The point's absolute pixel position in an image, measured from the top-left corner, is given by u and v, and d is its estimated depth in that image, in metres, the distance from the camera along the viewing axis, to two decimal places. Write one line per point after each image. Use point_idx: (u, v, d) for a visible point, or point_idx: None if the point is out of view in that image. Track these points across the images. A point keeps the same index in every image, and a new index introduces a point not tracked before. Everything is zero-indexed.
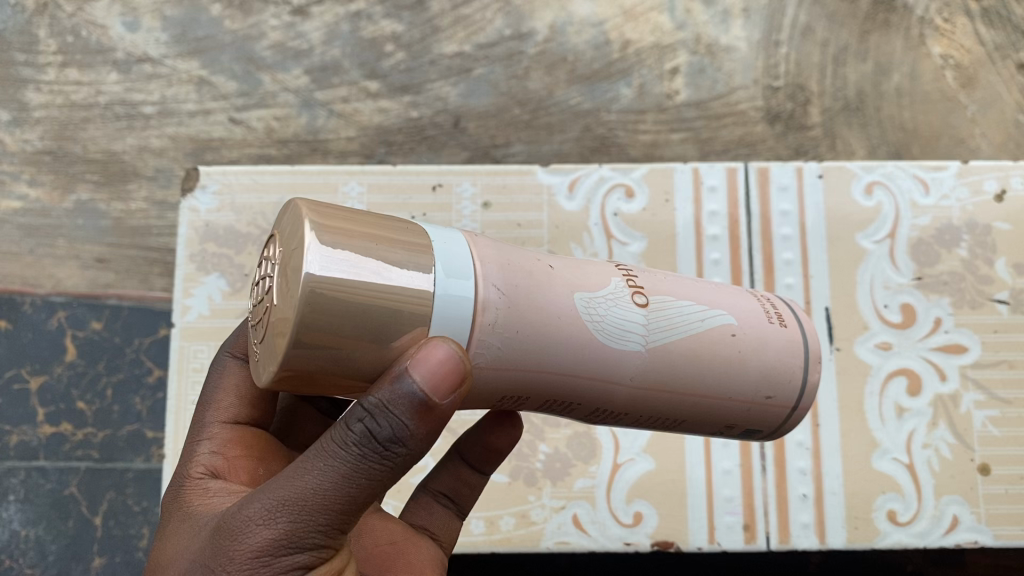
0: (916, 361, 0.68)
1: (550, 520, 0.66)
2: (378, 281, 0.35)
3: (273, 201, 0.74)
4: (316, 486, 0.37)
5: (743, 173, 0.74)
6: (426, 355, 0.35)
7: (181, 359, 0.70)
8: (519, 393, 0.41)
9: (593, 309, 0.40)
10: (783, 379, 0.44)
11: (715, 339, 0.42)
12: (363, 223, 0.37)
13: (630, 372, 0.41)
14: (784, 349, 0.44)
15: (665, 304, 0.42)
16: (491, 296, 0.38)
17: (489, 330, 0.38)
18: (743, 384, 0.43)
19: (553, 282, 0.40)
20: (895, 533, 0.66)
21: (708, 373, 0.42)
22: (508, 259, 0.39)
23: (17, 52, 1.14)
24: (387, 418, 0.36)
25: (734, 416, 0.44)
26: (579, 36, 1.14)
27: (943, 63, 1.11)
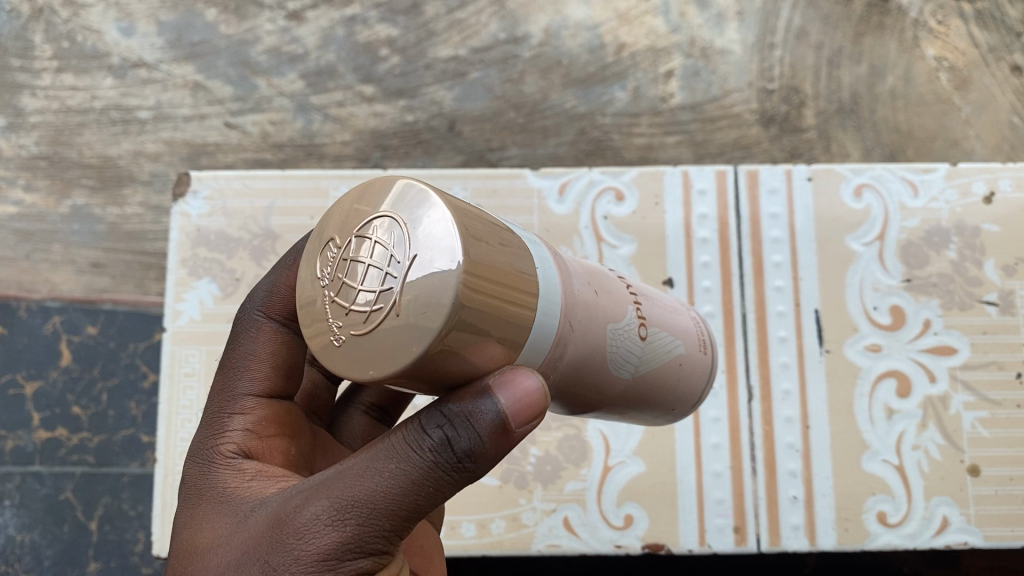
0: (905, 363, 0.69)
1: (541, 523, 0.66)
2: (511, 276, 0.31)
3: (264, 205, 0.74)
4: (383, 489, 0.33)
5: (732, 176, 0.74)
6: (520, 382, 0.32)
7: (172, 364, 0.70)
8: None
9: (618, 343, 0.38)
10: (688, 397, 0.46)
11: (669, 367, 0.43)
12: (484, 217, 0.32)
13: (618, 392, 0.40)
14: (700, 372, 0.46)
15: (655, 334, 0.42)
16: (564, 330, 0.34)
17: (545, 366, 0.35)
18: (667, 400, 0.45)
19: (598, 311, 0.37)
20: (886, 535, 0.66)
21: (656, 392, 0.43)
22: (574, 286, 0.36)
23: (13, 57, 1.15)
24: (471, 429, 0.33)
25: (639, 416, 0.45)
26: (574, 39, 1.14)
27: (938, 65, 1.12)
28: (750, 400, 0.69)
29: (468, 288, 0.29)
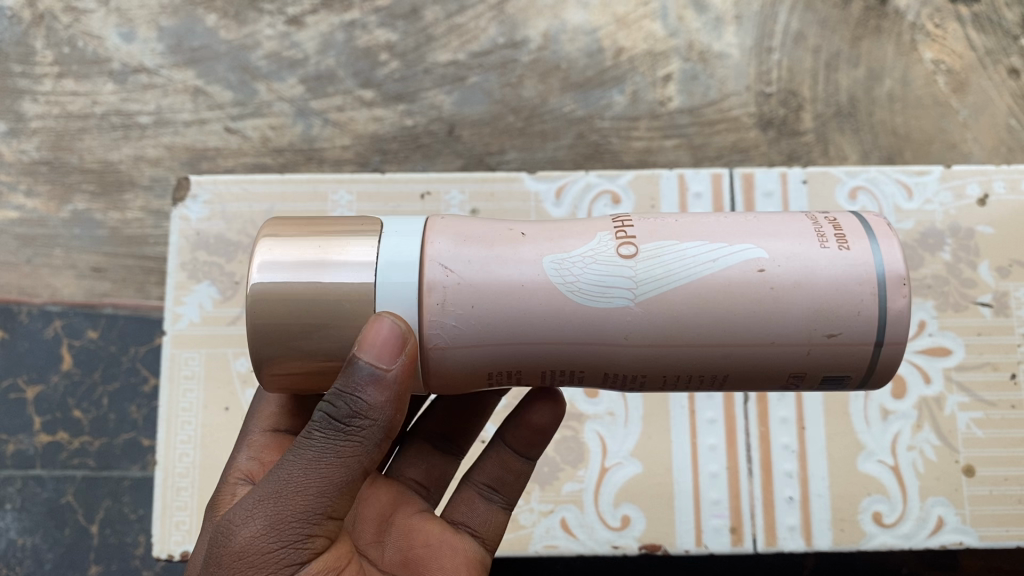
0: (899, 364, 0.69)
1: (539, 524, 0.67)
2: (316, 282, 0.43)
3: (263, 209, 0.74)
4: (292, 474, 0.43)
5: (728, 180, 0.74)
6: (371, 330, 0.42)
7: (172, 367, 0.71)
8: (514, 367, 0.45)
9: (569, 275, 0.43)
10: (845, 312, 0.42)
11: (736, 278, 0.43)
12: (311, 233, 0.45)
13: (629, 332, 0.43)
14: (836, 279, 0.42)
15: (659, 251, 0.44)
16: (438, 277, 0.43)
17: (440, 309, 0.43)
18: (791, 321, 0.42)
19: (519, 252, 0.44)
20: (881, 535, 0.66)
21: (750, 320, 0.42)
22: (468, 240, 0.45)
23: (15, 63, 1.16)
24: (343, 398, 0.42)
25: (797, 360, 0.44)
26: (572, 43, 1.15)
27: (935, 68, 1.12)
28: (745, 401, 0.69)
29: (263, 304, 0.43)
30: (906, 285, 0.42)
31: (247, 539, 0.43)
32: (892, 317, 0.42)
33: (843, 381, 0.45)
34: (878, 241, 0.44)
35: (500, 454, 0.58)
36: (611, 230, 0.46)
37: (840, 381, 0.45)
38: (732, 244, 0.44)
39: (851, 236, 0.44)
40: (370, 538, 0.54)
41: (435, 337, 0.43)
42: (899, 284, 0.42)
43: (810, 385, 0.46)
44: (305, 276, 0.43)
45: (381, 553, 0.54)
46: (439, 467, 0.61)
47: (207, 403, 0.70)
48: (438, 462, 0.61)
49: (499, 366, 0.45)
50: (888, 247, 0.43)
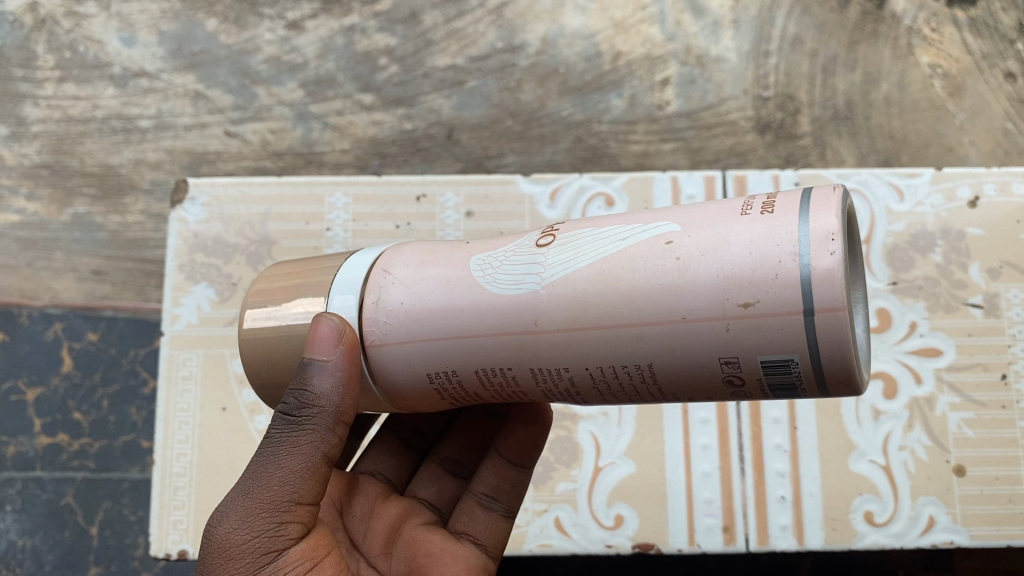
0: (890, 364, 0.70)
1: (533, 523, 0.67)
2: (281, 322, 0.48)
3: (260, 211, 0.75)
4: (258, 469, 0.46)
5: (721, 182, 0.75)
6: (313, 329, 0.45)
7: (170, 368, 0.71)
8: (446, 367, 0.45)
9: (490, 270, 0.44)
10: (757, 278, 0.37)
11: (645, 256, 0.41)
12: (288, 275, 0.49)
13: (539, 316, 0.42)
14: (752, 245, 0.38)
15: (575, 238, 0.44)
16: (380, 282, 0.46)
17: (376, 308, 0.46)
18: (700, 293, 0.39)
19: (460, 255, 0.46)
20: (872, 534, 0.66)
21: (658, 296, 0.39)
22: (418, 251, 0.47)
23: (16, 67, 1.16)
24: (293, 392, 0.46)
25: (721, 342, 0.39)
26: (571, 48, 1.16)
27: (932, 72, 1.13)
28: (738, 401, 0.70)
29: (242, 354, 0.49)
30: (834, 240, 0.37)
31: (224, 534, 0.45)
32: (817, 279, 0.36)
33: (791, 368, 0.38)
34: (811, 205, 0.38)
35: (495, 465, 0.59)
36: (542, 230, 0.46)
37: (789, 369, 0.39)
38: (651, 224, 0.42)
39: (781, 203, 0.39)
40: (378, 551, 0.56)
41: (372, 336, 0.46)
42: (823, 242, 0.37)
43: (760, 378, 0.40)
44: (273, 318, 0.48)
45: (388, 565, 0.55)
46: (451, 488, 0.61)
47: (204, 403, 0.71)
48: (451, 483, 0.61)
49: (429, 363, 0.45)
50: (823, 208, 0.38)
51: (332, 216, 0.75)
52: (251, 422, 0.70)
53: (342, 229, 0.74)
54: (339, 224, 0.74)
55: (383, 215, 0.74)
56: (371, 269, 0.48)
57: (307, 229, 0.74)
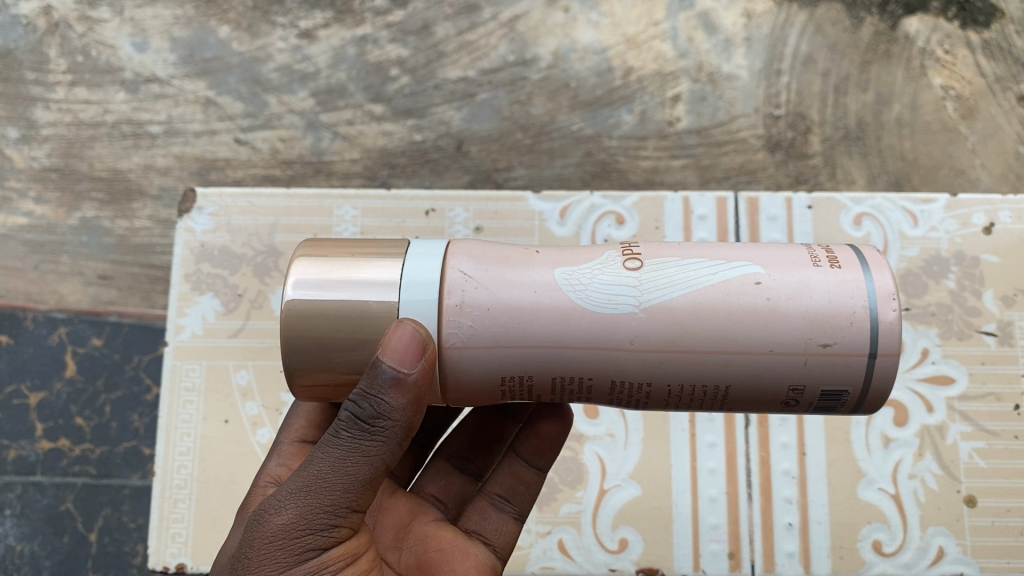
0: (902, 392, 0.69)
1: (536, 545, 0.66)
2: (343, 298, 0.44)
3: (268, 222, 0.75)
4: (318, 470, 0.44)
5: (732, 203, 0.74)
6: (394, 337, 0.42)
7: (173, 377, 0.71)
8: (522, 371, 0.45)
9: (581, 284, 0.45)
10: (838, 324, 0.43)
11: (735, 290, 0.44)
12: (351, 249, 0.46)
13: (635, 337, 0.43)
14: (833, 292, 0.43)
15: (661, 266, 0.45)
16: (457, 282, 0.45)
17: (459, 310, 0.44)
18: (786, 332, 0.43)
19: (536, 264, 0.46)
20: (881, 564, 0.65)
21: (748, 329, 0.43)
22: (484, 253, 0.46)
23: (28, 70, 1.17)
24: (368, 400, 0.43)
25: (795, 372, 0.43)
26: (582, 62, 1.15)
27: (944, 94, 1.12)
28: (746, 425, 0.69)
29: (288, 321, 0.44)
30: (896, 300, 0.43)
31: (279, 526, 0.44)
32: (883, 328, 0.43)
33: (841, 397, 0.44)
34: (870, 264, 0.44)
35: (512, 466, 0.59)
36: (620, 249, 0.47)
37: (840, 397, 0.44)
38: (730, 262, 0.45)
39: (843, 258, 0.45)
40: (387, 544, 0.55)
41: (453, 338, 0.44)
42: (890, 297, 0.43)
43: (809, 403, 0.45)
44: (335, 291, 0.44)
45: (398, 558, 0.55)
46: (457, 485, 0.61)
47: (205, 415, 0.70)
48: (457, 479, 0.61)
49: (507, 368, 0.45)
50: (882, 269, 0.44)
51: (340, 229, 0.74)
52: (253, 435, 0.70)
53: None
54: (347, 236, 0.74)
55: (391, 229, 0.74)
56: (442, 265, 0.45)
57: None
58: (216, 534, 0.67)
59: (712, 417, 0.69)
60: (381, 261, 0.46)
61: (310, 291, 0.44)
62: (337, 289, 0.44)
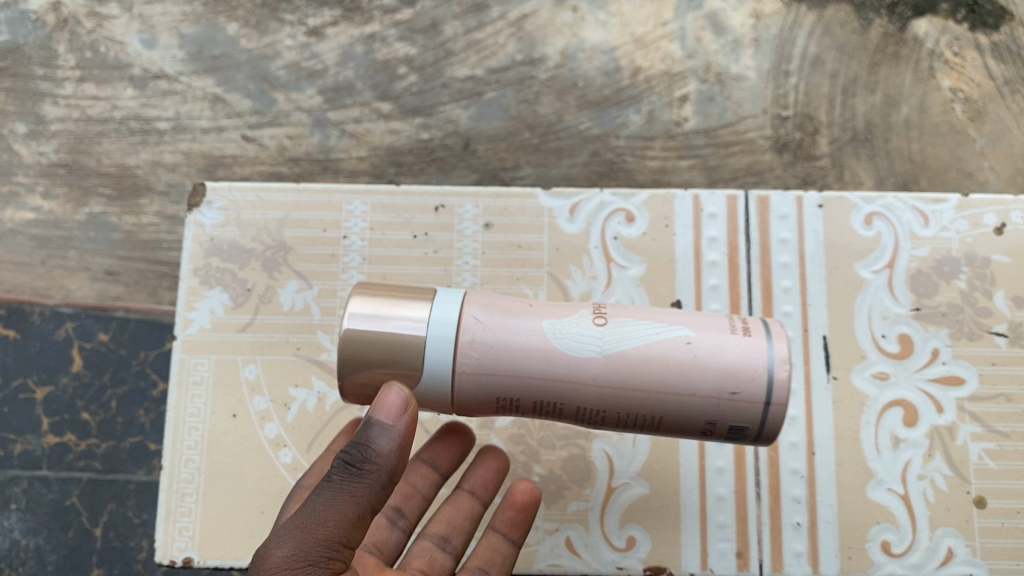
0: (912, 393, 0.68)
1: (543, 542, 0.67)
2: (384, 328, 0.56)
3: (277, 217, 0.75)
4: (316, 510, 0.53)
5: (743, 201, 0.74)
6: (385, 397, 0.54)
7: (182, 371, 0.71)
8: (510, 398, 0.57)
9: (559, 331, 0.56)
10: (744, 379, 0.54)
11: (672, 346, 0.55)
12: (399, 288, 0.60)
13: (594, 376, 0.55)
14: (742, 354, 0.55)
15: (622, 322, 0.57)
16: (470, 326, 0.56)
17: (470, 350, 0.56)
18: (707, 382, 0.55)
19: (529, 315, 0.57)
20: (889, 564, 0.65)
21: (677, 376, 0.55)
22: (494, 303, 0.58)
23: (37, 66, 1.17)
24: (357, 447, 0.53)
25: (713, 414, 0.56)
26: (590, 62, 1.15)
27: (953, 96, 1.12)
28: None
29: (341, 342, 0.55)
30: (790, 365, 0.54)
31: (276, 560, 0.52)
32: (779, 385, 0.55)
33: (746, 436, 0.56)
34: (773, 334, 0.56)
35: (493, 539, 0.64)
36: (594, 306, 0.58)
37: (744, 436, 0.56)
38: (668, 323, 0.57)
39: (755, 328, 0.56)
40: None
41: (461, 372, 0.55)
42: (788, 364, 0.54)
43: (722, 436, 0.57)
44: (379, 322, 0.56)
45: None
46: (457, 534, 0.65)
47: (214, 409, 0.70)
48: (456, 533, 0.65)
49: (499, 395, 0.57)
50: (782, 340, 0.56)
51: (349, 224, 0.74)
52: (261, 429, 0.70)
53: (359, 238, 0.74)
54: (356, 232, 0.74)
55: (400, 224, 0.74)
56: (460, 313, 0.56)
57: (323, 236, 0.74)
58: (224, 528, 0.67)
59: None
60: (417, 301, 0.57)
61: (360, 322, 0.56)
62: (381, 320, 0.56)
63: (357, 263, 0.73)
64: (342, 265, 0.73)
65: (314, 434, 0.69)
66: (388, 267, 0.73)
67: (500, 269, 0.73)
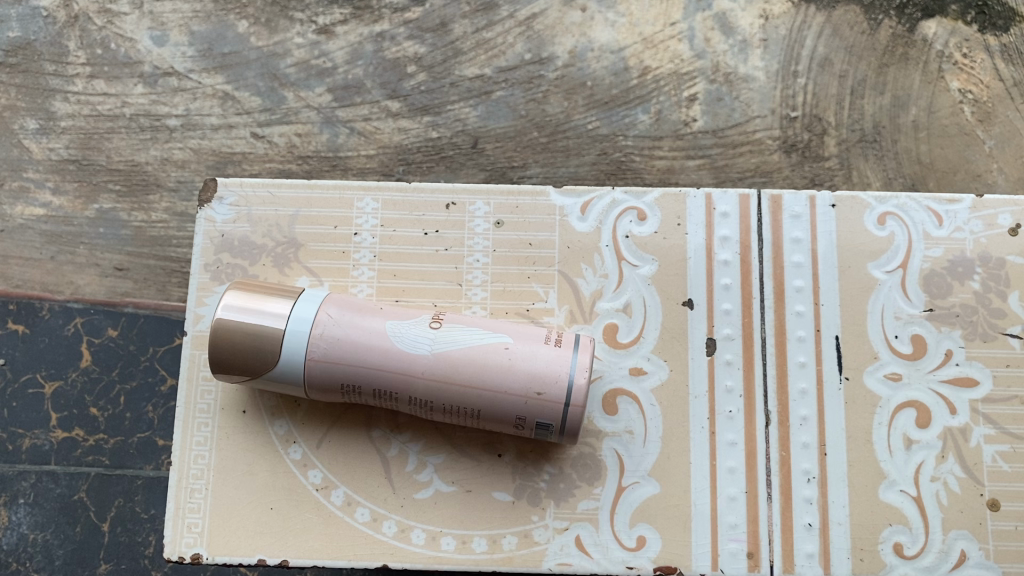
0: (925, 394, 0.69)
1: (553, 541, 0.67)
2: (256, 320, 0.63)
3: (289, 213, 0.74)
4: None
5: (756, 200, 0.73)
6: None
7: (191, 367, 0.71)
8: (353, 384, 0.64)
9: (399, 331, 0.64)
10: (549, 380, 0.62)
11: (492, 351, 0.63)
12: (267, 287, 0.65)
13: (423, 368, 0.63)
14: (551, 360, 0.62)
15: (456, 329, 0.65)
16: (324, 319, 0.64)
17: (319, 338, 0.63)
18: (514, 382, 0.62)
19: (376, 315, 0.65)
20: (901, 566, 0.66)
21: (491, 375, 0.62)
22: (346, 302, 0.66)
23: (47, 62, 1.16)
24: None
25: (520, 410, 0.62)
26: (599, 62, 1.15)
27: (962, 98, 1.12)
28: (767, 425, 0.69)
29: (217, 327, 0.63)
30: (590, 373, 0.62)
31: None
32: (577, 388, 0.62)
33: (551, 431, 0.63)
34: (582, 345, 0.64)
35: None
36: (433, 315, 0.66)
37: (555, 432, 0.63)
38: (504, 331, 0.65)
39: (567, 339, 0.64)
40: None
41: (315, 353, 0.63)
42: (586, 370, 0.62)
43: (533, 431, 0.64)
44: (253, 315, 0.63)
45: None
46: None
47: (223, 405, 0.70)
48: None
49: (345, 379, 0.63)
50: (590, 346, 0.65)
51: (361, 222, 0.74)
52: (270, 426, 0.70)
53: (370, 235, 0.74)
54: (367, 229, 0.74)
55: (412, 222, 0.74)
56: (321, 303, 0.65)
57: (334, 233, 0.74)
58: (233, 524, 0.68)
59: (732, 416, 0.69)
60: (283, 300, 0.64)
61: (230, 313, 0.63)
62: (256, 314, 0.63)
63: (369, 260, 0.73)
64: (353, 261, 0.73)
65: (324, 430, 0.69)
66: (399, 264, 0.73)
67: (510, 267, 0.73)
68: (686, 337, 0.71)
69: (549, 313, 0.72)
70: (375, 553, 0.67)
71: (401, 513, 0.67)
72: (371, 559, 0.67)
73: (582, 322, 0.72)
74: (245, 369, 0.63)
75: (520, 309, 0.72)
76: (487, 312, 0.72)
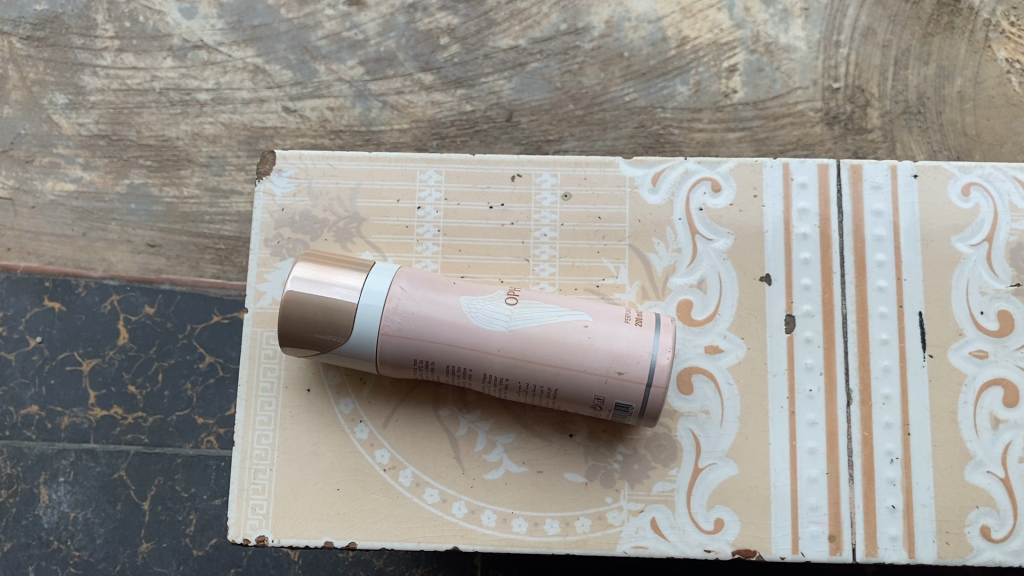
0: (1013, 371, 0.68)
1: (628, 523, 0.66)
2: (325, 293, 0.61)
3: (350, 186, 0.73)
4: None
5: (835, 171, 0.71)
6: None
7: (254, 345, 0.70)
8: (427, 359, 0.62)
9: (475, 308, 0.62)
10: (631, 360, 0.60)
11: (571, 330, 0.61)
12: (337, 258, 0.64)
13: (500, 345, 0.61)
14: (632, 340, 0.61)
15: (532, 306, 0.63)
16: (398, 293, 0.62)
17: (393, 312, 0.61)
18: (593, 362, 0.60)
19: (450, 289, 0.64)
20: (989, 549, 0.66)
21: (568, 354, 0.61)
22: (418, 275, 0.64)
23: (75, 36, 1.14)
24: None
25: (598, 390, 0.61)
26: (636, 32, 1.12)
27: (1010, 68, 1.08)
28: (849, 403, 0.68)
29: (287, 298, 0.61)
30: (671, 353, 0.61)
31: None
32: (658, 368, 0.60)
33: (629, 411, 0.62)
34: (662, 326, 0.62)
35: None
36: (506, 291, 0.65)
37: (634, 411, 0.62)
38: (580, 309, 0.63)
39: (646, 319, 0.63)
40: None
41: (388, 327, 0.61)
42: (668, 351, 0.61)
43: (610, 412, 0.62)
44: (321, 286, 0.61)
45: None
46: None
47: (289, 383, 0.69)
48: None
49: (418, 354, 0.62)
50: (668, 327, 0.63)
51: (423, 194, 0.72)
52: (335, 405, 0.69)
53: (434, 209, 0.72)
54: (430, 203, 0.72)
55: (476, 195, 0.72)
56: (394, 275, 0.63)
57: (397, 207, 0.72)
58: (300, 506, 0.67)
59: (812, 395, 0.68)
60: (353, 272, 0.62)
61: (301, 284, 0.61)
62: (323, 284, 0.61)
63: (433, 235, 0.72)
64: (417, 236, 0.72)
65: (391, 409, 0.69)
66: (465, 239, 0.72)
67: (579, 241, 0.71)
68: (762, 314, 0.69)
69: (620, 289, 0.70)
70: (445, 535, 0.66)
71: (471, 494, 0.67)
72: (442, 541, 0.66)
73: (654, 299, 0.70)
74: (316, 342, 0.62)
75: (590, 285, 0.71)
76: (555, 289, 0.70)
